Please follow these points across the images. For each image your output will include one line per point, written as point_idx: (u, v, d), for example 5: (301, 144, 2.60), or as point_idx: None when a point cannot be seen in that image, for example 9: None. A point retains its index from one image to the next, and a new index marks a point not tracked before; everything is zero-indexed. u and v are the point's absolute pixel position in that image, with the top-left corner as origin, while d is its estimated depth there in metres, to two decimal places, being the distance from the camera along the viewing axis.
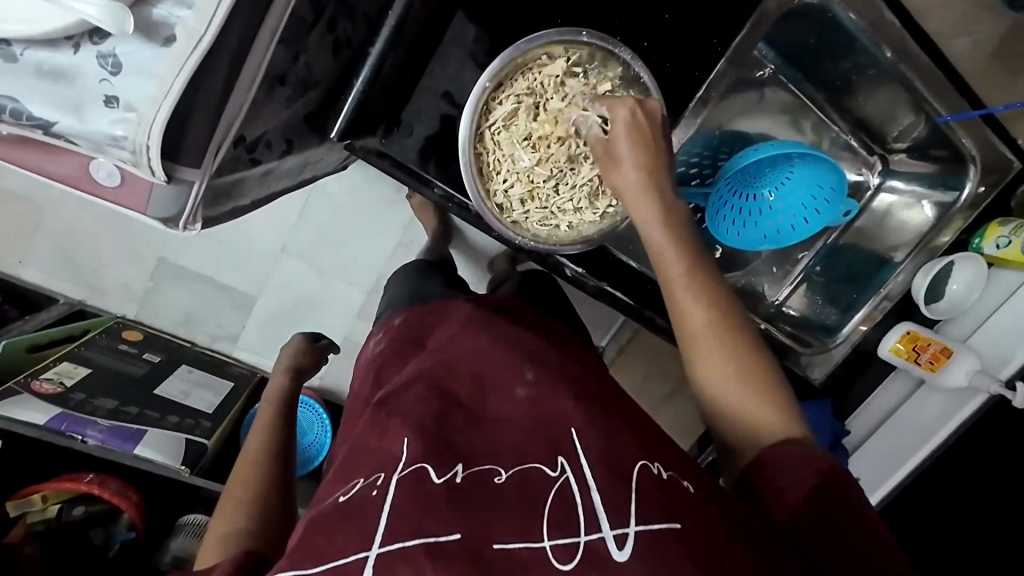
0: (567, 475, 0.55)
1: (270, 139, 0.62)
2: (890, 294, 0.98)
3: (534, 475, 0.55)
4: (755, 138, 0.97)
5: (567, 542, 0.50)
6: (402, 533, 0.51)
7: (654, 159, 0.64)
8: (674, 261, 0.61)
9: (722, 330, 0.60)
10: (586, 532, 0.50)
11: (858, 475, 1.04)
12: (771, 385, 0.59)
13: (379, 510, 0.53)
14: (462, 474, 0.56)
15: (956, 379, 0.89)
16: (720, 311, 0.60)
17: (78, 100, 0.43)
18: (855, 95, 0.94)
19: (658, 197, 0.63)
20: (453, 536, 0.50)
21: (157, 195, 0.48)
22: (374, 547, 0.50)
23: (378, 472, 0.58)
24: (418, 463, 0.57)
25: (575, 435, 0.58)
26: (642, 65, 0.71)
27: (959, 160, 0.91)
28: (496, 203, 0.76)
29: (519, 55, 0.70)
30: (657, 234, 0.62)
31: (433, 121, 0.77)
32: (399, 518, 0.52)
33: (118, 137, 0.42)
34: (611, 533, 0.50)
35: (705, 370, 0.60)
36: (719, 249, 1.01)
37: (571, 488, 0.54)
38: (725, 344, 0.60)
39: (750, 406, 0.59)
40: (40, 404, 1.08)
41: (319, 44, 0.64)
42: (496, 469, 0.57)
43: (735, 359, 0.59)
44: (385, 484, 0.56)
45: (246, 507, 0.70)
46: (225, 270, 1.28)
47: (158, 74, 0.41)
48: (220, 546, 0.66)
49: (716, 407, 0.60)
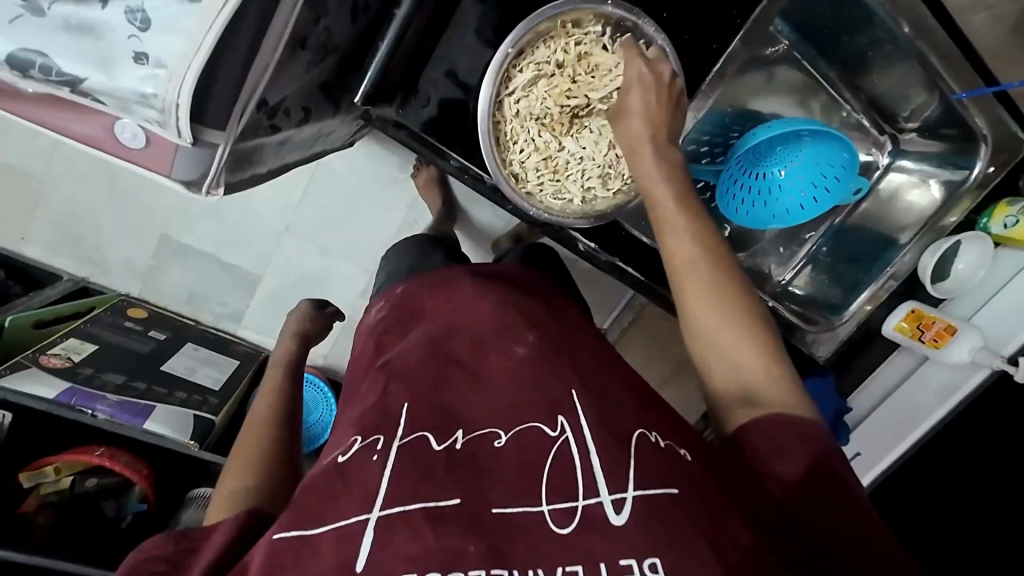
0: (566, 435, 0.55)
1: (288, 106, 0.61)
2: (897, 274, 0.99)
3: (534, 436, 0.56)
4: (768, 118, 0.97)
5: (565, 506, 0.50)
6: (402, 497, 0.51)
7: (660, 120, 0.65)
8: (678, 228, 0.62)
9: (720, 287, 0.60)
10: (584, 497, 0.50)
11: (858, 450, 1.07)
12: (768, 344, 0.59)
13: (379, 472, 0.54)
14: (462, 440, 0.57)
15: (960, 355, 0.90)
16: (715, 266, 0.61)
17: (106, 56, 0.43)
18: (870, 72, 0.95)
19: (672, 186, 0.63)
20: (452, 501, 0.51)
21: (182, 156, 0.48)
22: (375, 510, 0.51)
23: (377, 436, 0.58)
24: (419, 432, 0.58)
25: (575, 398, 0.59)
26: (665, 37, 0.70)
27: (971, 139, 0.91)
28: (512, 173, 0.76)
29: (541, 22, 0.69)
30: (657, 190, 0.63)
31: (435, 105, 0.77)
32: (398, 484, 0.52)
33: (149, 95, 0.42)
34: (609, 497, 0.50)
35: (698, 324, 0.60)
36: (729, 227, 1.02)
37: (569, 447, 0.54)
38: (721, 301, 0.59)
39: (745, 362, 0.58)
40: (50, 378, 1.09)
41: (339, 9, 0.63)
42: (496, 433, 0.58)
43: (731, 315, 0.59)
44: (385, 449, 0.57)
45: (256, 464, 0.69)
46: (231, 247, 1.28)
47: (188, 30, 0.41)
48: (227, 504, 0.63)
49: (711, 364, 0.60)
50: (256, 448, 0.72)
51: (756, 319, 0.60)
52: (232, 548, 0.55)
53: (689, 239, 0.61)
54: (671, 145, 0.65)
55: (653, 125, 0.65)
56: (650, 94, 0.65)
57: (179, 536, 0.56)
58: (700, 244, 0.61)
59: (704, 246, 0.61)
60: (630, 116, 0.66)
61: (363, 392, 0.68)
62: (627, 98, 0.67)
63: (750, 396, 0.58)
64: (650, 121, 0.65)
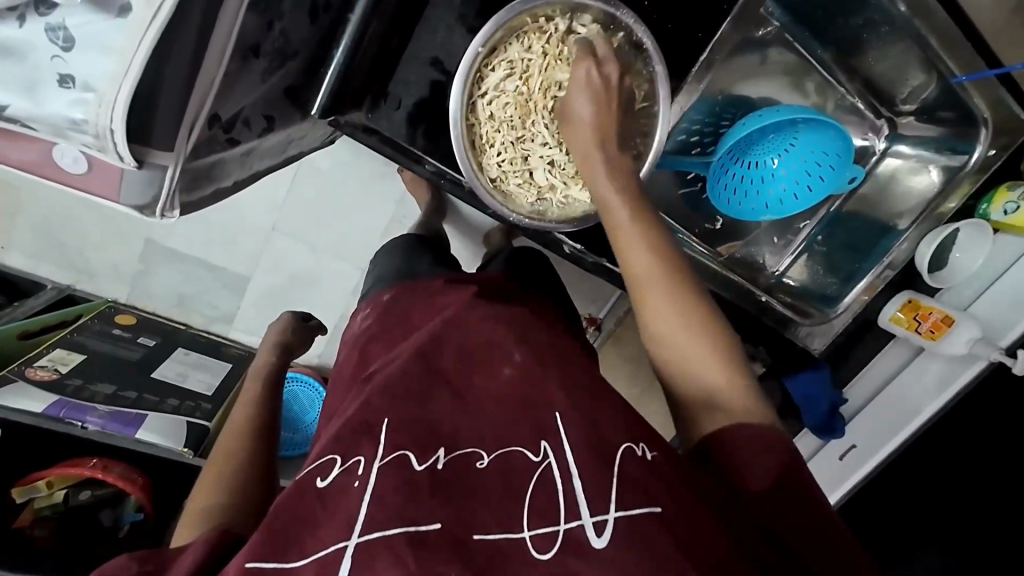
0: (549, 460, 0.54)
1: (248, 116, 0.58)
2: (894, 263, 0.96)
3: (517, 460, 0.55)
4: (759, 104, 0.93)
5: (547, 530, 0.49)
6: (383, 521, 0.49)
7: (607, 97, 0.64)
8: (621, 213, 0.62)
9: (676, 294, 0.60)
10: (567, 520, 0.49)
11: (853, 442, 1.04)
12: (724, 350, 0.59)
13: (359, 497, 0.52)
14: (443, 459, 0.55)
15: (958, 347, 0.87)
16: (657, 247, 0.61)
17: (32, 80, 0.40)
18: (866, 54, 0.91)
19: (609, 163, 0.63)
20: (434, 525, 0.49)
21: (129, 178, 0.45)
22: (353, 537, 0.49)
23: (356, 456, 0.56)
24: (398, 450, 0.56)
25: (558, 419, 0.57)
26: (645, 27, 0.66)
27: (971, 122, 0.88)
28: (490, 177, 0.73)
29: (512, 18, 0.66)
30: (624, 228, 0.62)
31: (422, 87, 0.73)
32: (377, 506, 0.50)
33: (79, 121, 0.38)
34: (591, 520, 0.49)
35: (654, 333, 0.61)
36: (721, 220, 1.00)
37: (552, 473, 0.53)
38: (668, 291, 0.60)
39: (709, 378, 0.59)
40: (32, 391, 1.06)
41: (295, 12, 0.59)
42: (478, 453, 0.56)
43: (689, 326, 0.59)
44: (366, 472, 0.54)
45: (226, 482, 0.67)
46: (216, 251, 1.26)
47: (116, 48, 0.37)
48: (198, 515, 0.62)
49: (673, 380, 0.61)
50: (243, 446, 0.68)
51: (713, 322, 0.60)
52: (205, 571, 0.53)
53: (623, 211, 0.62)
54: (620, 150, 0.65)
55: (599, 106, 0.64)
56: (597, 92, 0.64)
57: (145, 557, 0.53)
58: (637, 218, 0.62)
59: (642, 223, 0.62)
60: (580, 118, 0.64)
61: (347, 404, 0.66)
62: (575, 135, 0.65)
63: (714, 403, 0.58)
64: (599, 117, 0.64)
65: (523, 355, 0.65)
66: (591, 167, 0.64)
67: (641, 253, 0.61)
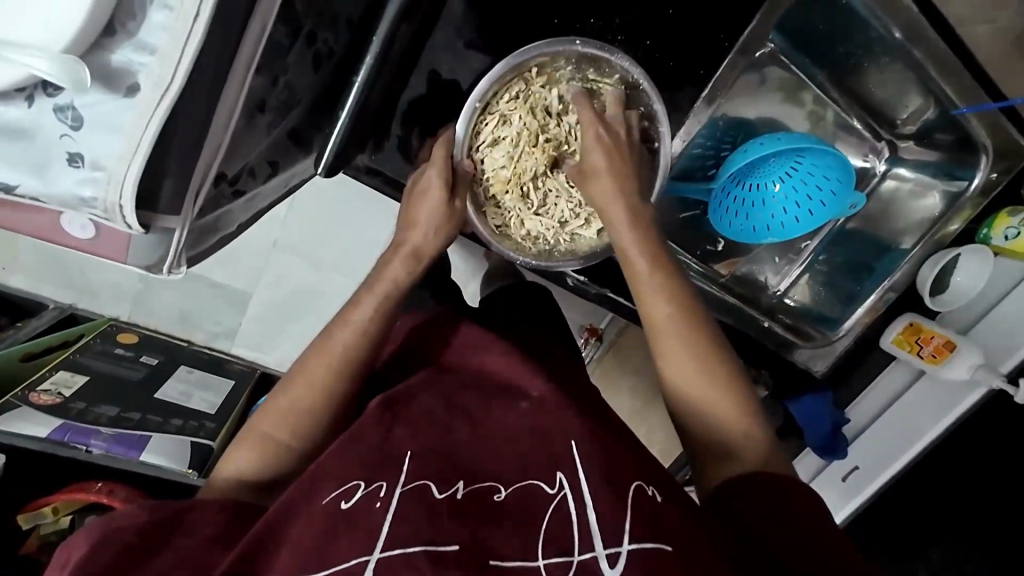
0: (565, 492, 0.53)
1: (253, 167, 0.58)
2: (895, 285, 0.96)
3: (533, 491, 0.54)
4: (759, 128, 0.94)
5: (560, 560, 0.49)
6: (404, 537, 0.48)
7: (625, 158, 0.67)
8: (643, 265, 0.64)
9: (695, 342, 0.61)
10: (579, 552, 0.49)
11: (855, 464, 1.04)
12: (741, 397, 0.61)
13: (384, 515, 0.50)
14: (463, 491, 0.54)
15: (959, 373, 0.87)
16: (678, 299, 0.63)
17: (39, 159, 0.41)
18: (866, 79, 0.91)
19: (630, 214, 0.66)
20: (452, 546, 0.48)
21: (136, 243, 0.47)
22: (376, 551, 0.48)
23: (380, 480, 0.54)
24: (420, 480, 0.54)
25: (575, 449, 0.57)
26: (640, 70, 0.70)
27: (970, 149, 0.88)
28: (495, 224, 0.75)
29: (506, 72, 0.69)
30: (632, 252, 0.64)
31: (420, 84, 0.74)
32: (401, 525, 0.49)
33: (88, 198, 0.40)
34: (603, 552, 0.49)
35: (675, 380, 0.62)
36: (722, 242, 1.00)
37: (567, 505, 0.52)
38: (687, 340, 0.61)
39: (727, 427, 0.60)
40: (39, 417, 1.05)
41: (299, 62, 0.59)
42: (496, 486, 0.55)
43: (707, 372, 0.61)
44: (389, 494, 0.52)
45: None
46: (219, 270, 1.27)
47: (126, 128, 0.40)
48: None
49: (694, 425, 0.62)
50: (268, 452, 0.60)
51: (729, 371, 0.62)
52: None
53: (643, 259, 0.64)
54: (641, 200, 0.67)
55: (612, 156, 0.67)
56: (609, 143, 0.67)
57: None
58: (656, 267, 0.64)
59: (663, 276, 0.63)
60: (596, 174, 0.67)
61: None
62: (588, 164, 0.68)
63: (730, 451, 0.59)
64: (616, 175, 0.66)
65: (537, 395, 0.65)
66: (611, 215, 0.66)
67: (663, 304, 0.62)
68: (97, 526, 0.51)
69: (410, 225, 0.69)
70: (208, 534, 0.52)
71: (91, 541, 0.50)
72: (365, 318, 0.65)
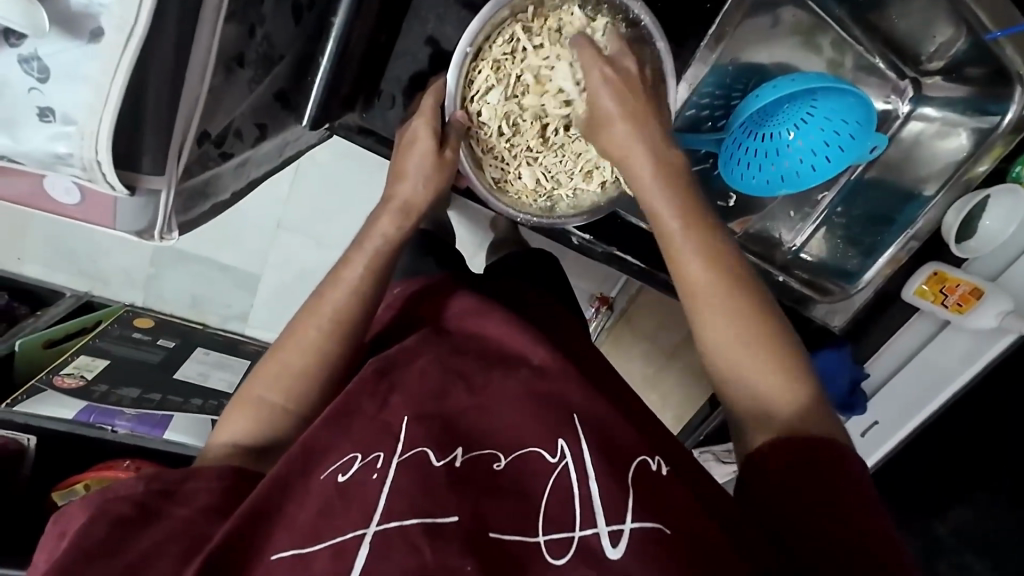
0: (566, 460, 0.53)
1: (239, 128, 0.56)
2: (919, 234, 0.92)
3: (534, 461, 0.53)
4: (772, 71, 0.88)
5: (561, 536, 0.49)
6: (400, 511, 0.48)
7: (643, 106, 0.61)
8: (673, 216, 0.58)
9: (731, 295, 0.56)
10: (580, 528, 0.49)
11: (875, 419, 1.05)
12: (783, 352, 0.55)
13: (379, 488, 0.50)
14: (462, 457, 0.53)
15: (986, 321, 0.85)
16: (712, 247, 0.57)
17: (10, 115, 0.41)
18: (888, 11, 0.85)
19: (655, 159, 0.60)
20: (450, 518, 0.48)
21: (122, 208, 0.46)
22: (371, 525, 0.47)
23: (376, 451, 0.54)
24: (417, 447, 0.53)
25: (576, 420, 0.56)
26: (641, 5, 0.66)
27: (1004, 80, 0.82)
28: (493, 178, 0.73)
29: (495, 14, 0.66)
30: (658, 202, 0.58)
31: (418, 48, 0.74)
32: (397, 497, 0.49)
33: (64, 155, 0.41)
34: (605, 529, 0.48)
35: (710, 338, 0.57)
36: (734, 197, 0.96)
37: (569, 473, 0.52)
38: (722, 293, 0.56)
39: (764, 386, 0.55)
40: (64, 400, 1.06)
41: (276, 12, 0.57)
42: (495, 454, 0.54)
43: (743, 327, 0.55)
44: (385, 466, 0.52)
45: None
46: (225, 250, 1.27)
47: (91, 76, 0.39)
48: None
49: (731, 389, 0.56)
50: (268, 417, 0.60)
51: (772, 326, 0.56)
52: None
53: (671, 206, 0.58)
54: (667, 144, 0.61)
55: (628, 104, 0.61)
56: (625, 85, 0.62)
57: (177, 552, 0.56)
58: (682, 211, 0.58)
59: (694, 223, 0.58)
60: (608, 119, 0.62)
61: None
62: (599, 104, 0.62)
63: (767, 412, 0.55)
64: (633, 121, 0.61)
65: (545, 355, 0.64)
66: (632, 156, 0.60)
67: (693, 255, 0.57)
68: (95, 499, 0.51)
69: (399, 178, 0.66)
70: (205, 504, 0.52)
71: (89, 510, 0.50)
72: (356, 282, 0.63)
